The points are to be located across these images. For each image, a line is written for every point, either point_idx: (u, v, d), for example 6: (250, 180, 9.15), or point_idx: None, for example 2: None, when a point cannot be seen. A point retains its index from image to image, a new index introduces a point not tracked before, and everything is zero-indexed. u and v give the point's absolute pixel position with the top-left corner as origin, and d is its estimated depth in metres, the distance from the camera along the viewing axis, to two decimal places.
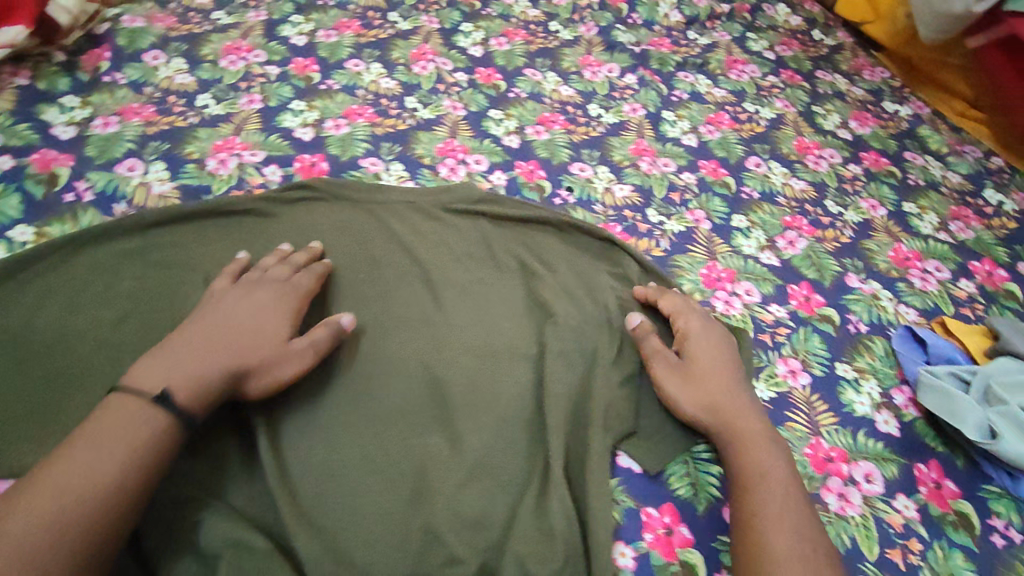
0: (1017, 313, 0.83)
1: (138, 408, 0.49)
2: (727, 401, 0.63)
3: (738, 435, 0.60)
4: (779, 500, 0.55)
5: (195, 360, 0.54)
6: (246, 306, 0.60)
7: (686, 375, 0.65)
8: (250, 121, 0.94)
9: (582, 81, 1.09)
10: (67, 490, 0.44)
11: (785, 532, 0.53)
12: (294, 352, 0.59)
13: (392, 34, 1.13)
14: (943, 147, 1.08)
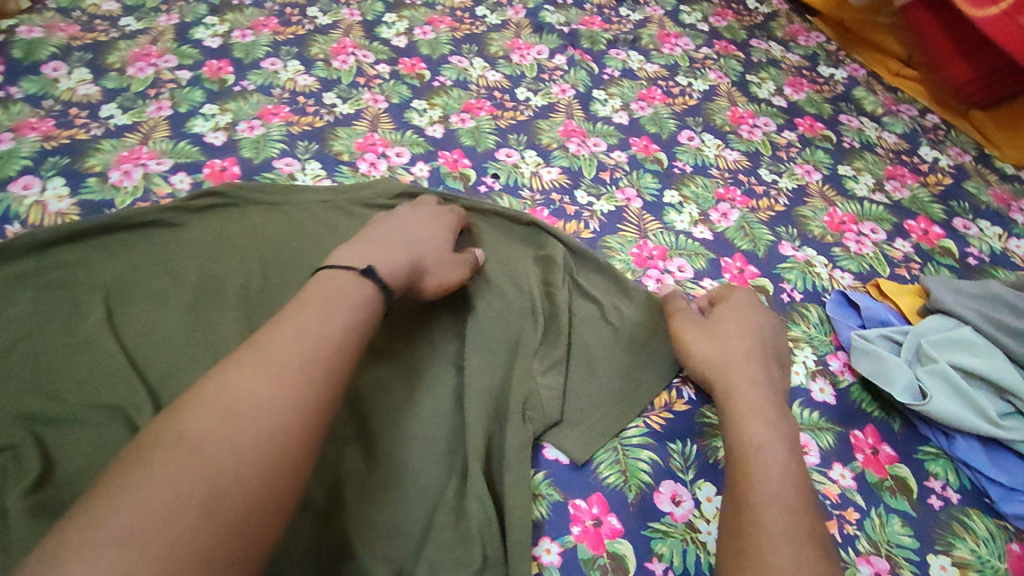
0: (952, 270, 0.82)
1: (353, 279, 0.52)
2: (740, 364, 0.60)
3: (740, 401, 0.57)
4: (774, 472, 0.51)
5: (389, 252, 0.58)
6: (416, 222, 0.66)
7: (705, 334, 0.64)
8: (159, 129, 0.88)
9: (510, 65, 1.05)
10: (297, 379, 0.43)
11: (775, 506, 0.49)
12: (450, 262, 0.64)
13: (310, 30, 1.07)
14: (878, 107, 1.06)
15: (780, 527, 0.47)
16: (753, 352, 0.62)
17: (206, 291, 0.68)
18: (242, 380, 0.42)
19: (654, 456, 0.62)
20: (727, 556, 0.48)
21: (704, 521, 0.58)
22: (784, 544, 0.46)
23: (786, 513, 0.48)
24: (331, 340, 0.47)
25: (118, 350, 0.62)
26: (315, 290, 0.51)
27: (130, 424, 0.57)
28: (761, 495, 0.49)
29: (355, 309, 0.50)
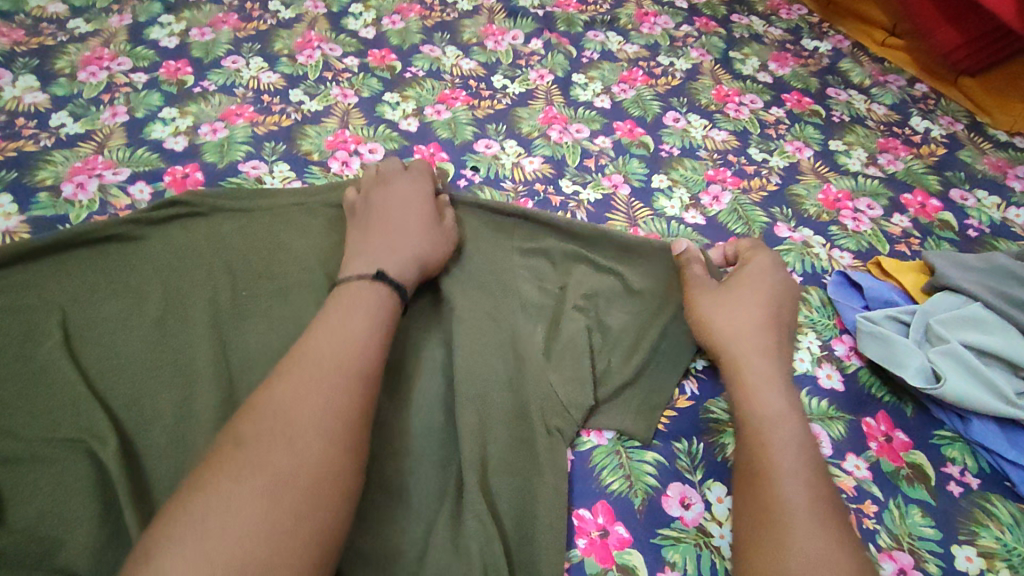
0: (953, 243, 0.79)
1: (373, 287, 0.54)
2: (752, 334, 0.57)
3: (753, 372, 0.55)
4: (792, 449, 0.49)
5: (390, 258, 0.59)
6: (392, 208, 0.64)
7: (713, 304, 0.61)
8: (114, 136, 0.83)
9: (484, 52, 1.01)
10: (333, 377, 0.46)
11: (795, 484, 0.47)
12: (450, 228, 0.66)
13: (273, 24, 1.01)
14: (866, 79, 1.03)
15: (803, 507, 0.45)
16: (765, 322, 0.59)
17: (172, 308, 0.63)
18: (299, 377, 0.46)
19: (659, 458, 0.58)
20: (745, 539, 0.46)
21: (716, 524, 0.55)
22: (809, 526, 0.44)
23: (809, 492, 0.46)
24: (373, 333, 0.51)
25: (79, 375, 0.57)
26: (327, 311, 0.52)
27: (94, 458, 0.52)
28: (782, 474, 0.47)
29: (383, 313, 0.53)
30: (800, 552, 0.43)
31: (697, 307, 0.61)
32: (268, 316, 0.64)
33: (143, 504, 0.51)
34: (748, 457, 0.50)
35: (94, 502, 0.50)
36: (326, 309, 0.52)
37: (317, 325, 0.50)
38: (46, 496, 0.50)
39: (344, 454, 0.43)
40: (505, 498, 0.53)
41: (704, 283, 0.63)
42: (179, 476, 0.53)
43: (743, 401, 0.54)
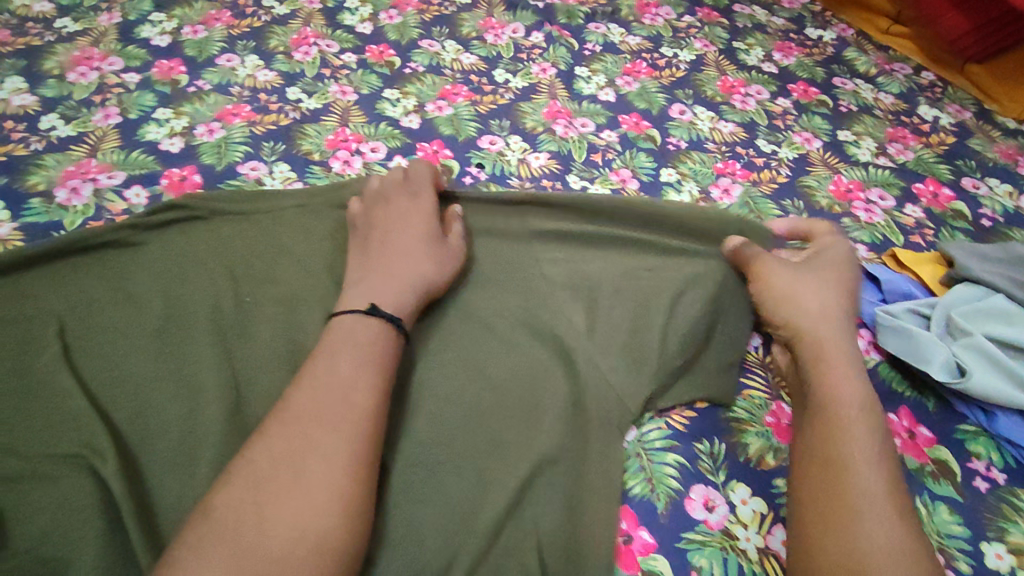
0: (967, 233, 0.78)
1: (367, 322, 0.52)
2: (831, 319, 0.59)
3: (832, 354, 0.56)
4: (867, 432, 0.51)
5: (390, 284, 0.56)
6: (393, 226, 0.61)
7: (793, 283, 0.62)
8: (107, 138, 0.80)
9: (485, 46, 0.99)
10: (348, 394, 0.46)
11: (871, 464, 0.49)
12: (454, 248, 0.63)
13: (267, 21, 0.99)
14: (872, 68, 1.02)
15: (879, 489, 0.47)
16: (842, 309, 0.61)
17: (173, 316, 0.61)
18: (310, 391, 0.46)
19: (680, 459, 0.57)
20: (813, 513, 0.48)
21: (741, 526, 0.54)
22: (886, 508, 0.46)
23: (886, 476, 0.48)
24: (381, 354, 0.50)
25: (79, 388, 0.55)
26: (324, 346, 0.50)
27: (96, 474, 0.50)
28: (858, 455, 0.49)
29: (380, 348, 0.51)
30: (877, 532, 0.45)
31: (772, 284, 0.63)
32: (274, 322, 0.62)
33: (149, 521, 0.49)
34: (821, 434, 0.51)
35: (98, 521, 0.48)
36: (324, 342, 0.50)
37: (313, 356, 0.49)
38: (47, 513, 0.48)
39: (356, 477, 0.43)
40: (525, 506, 0.52)
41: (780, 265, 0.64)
42: (186, 491, 0.51)
43: (817, 381, 0.55)
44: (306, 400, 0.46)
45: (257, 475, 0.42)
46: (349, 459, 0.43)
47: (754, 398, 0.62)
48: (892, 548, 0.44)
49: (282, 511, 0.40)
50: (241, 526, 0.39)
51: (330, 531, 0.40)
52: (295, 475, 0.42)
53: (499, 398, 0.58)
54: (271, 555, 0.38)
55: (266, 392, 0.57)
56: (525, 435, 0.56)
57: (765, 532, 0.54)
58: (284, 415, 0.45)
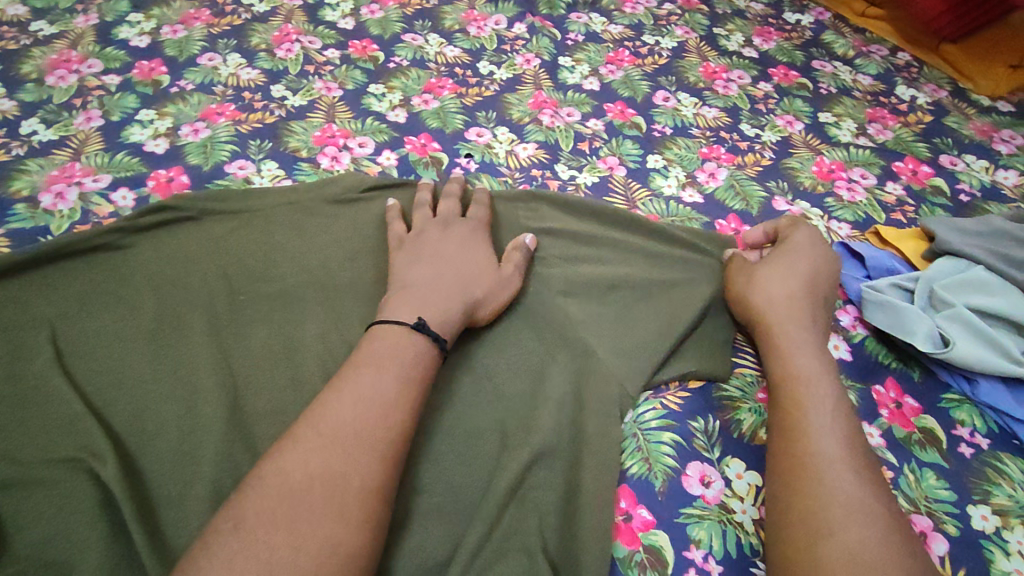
0: (947, 208, 0.80)
1: (413, 339, 0.52)
2: (789, 304, 0.61)
3: (790, 339, 0.58)
4: (825, 408, 0.52)
5: (438, 303, 0.56)
6: (447, 250, 0.62)
7: (751, 277, 0.64)
8: (91, 141, 0.79)
9: (468, 38, 0.99)
10: (373, 397, 0.47)
11: (828, 437, 0.50)
12: (507, 278, 0.63)
13: (248, 19, 0.98)
14: (849, 50, 1.04)
15: (838, 459, 0.49)
16: (800, 292, 0.62)
17: (166, 318, 0.61)
18: (333, 395, 0.47)
19: (676, 438, 0.58)
20: (778, 485, 0.49)
21: (737, 500, 0.55)
22: (846, 475, 0.48)
23: (845, 447, 0.49)
24: (420, 369, 0.51)
25: (74, 392, 0.55)
26: (370, 351, 0.51)
27: (96, 477, 0.50)
28: (816, 429, 0.51)
29: (422, 366, 0.51)
30: (836, 497, 0.46)
31: (735, 284, 0.65)
32: (271, 320, 0.62)
33: (152, 522, 0.49)
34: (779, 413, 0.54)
35: (102, 523, 0.48)
36: (376, 347, 0.51)
37: (352, 363, 0.50)
38: (50, 519, 0.48)
39: (363, 468, 0.44)
40: (528, 489, 0.53)
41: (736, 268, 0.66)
42: (188, 490, 0.51)
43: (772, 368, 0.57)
44: (331, 403, 0.46)
45: (272, 475, 0.43)
46: (360, 454, 0.44)
47: (746, 375, 0.64)
48: (851, 511, 0.45)
49: (296, 509, 0.41)
50: (252, 522, 0.40)
51: (341, 526, 0.41)
52: (309, 472, 0.43)
53: (498, 386, 0.59)
54: (285, 550, 0.39)
55: (266, 388, 0.58)
56: (525, 421, 0.57)
57: (760, 505, 0.55)
58: (315, 415, 0.46)
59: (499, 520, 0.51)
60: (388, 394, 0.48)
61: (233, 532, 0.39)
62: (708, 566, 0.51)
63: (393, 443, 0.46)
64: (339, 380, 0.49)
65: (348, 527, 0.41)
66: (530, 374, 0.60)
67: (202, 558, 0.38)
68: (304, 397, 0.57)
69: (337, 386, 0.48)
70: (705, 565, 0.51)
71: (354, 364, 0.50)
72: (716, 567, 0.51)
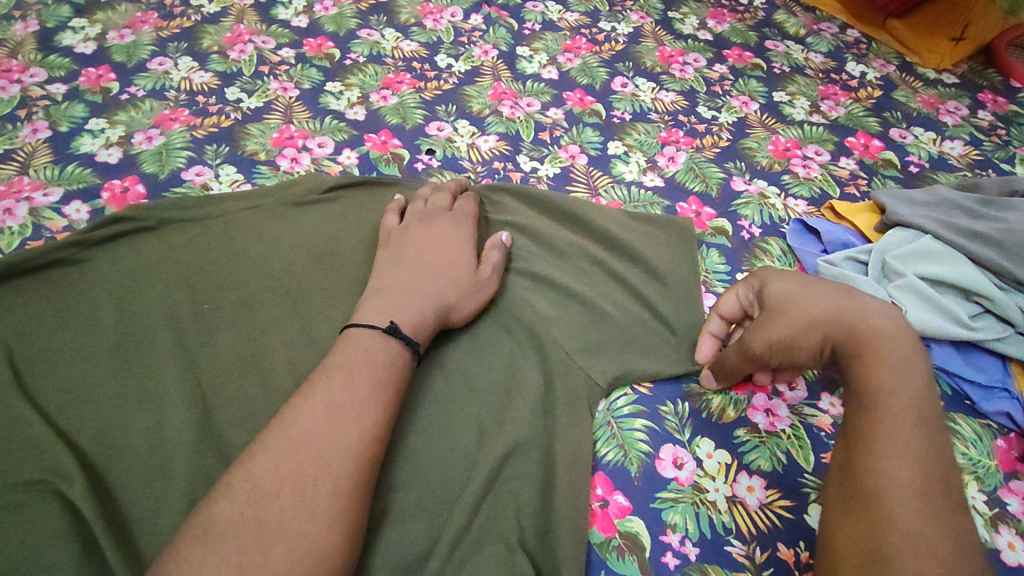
0: (897, 181, 0.83)
1: (385, 342, 0.52)
2: (843, 307, 0.50)
3: (869, 341, 0.47)
4: (905, 417, 0.44)
5: (412, 305, 0.56)
6: (427, 247, 0.62)
7: (775, 310, 0.53)
8: (38, 154, 0.77)
9: (424, 32, 0.98)
10: (346, 399, 0.47)
11: (909, 454, 0.42)
12: (483, 281, 0.62)
13: (198, 20, 0.96)
14: (801, 29, 1.05)
15: (910, 479, 0.41)
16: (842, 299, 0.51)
17: (128, 332, 0.60)
18: (302, 399, 0.47)
19: (648, 423, 0.60)
20: (840, 511, 0.43)
21: (709, 479, 0.57)
22: (916, 497, 0.41)
23: (921, 463, 0.42)
24: (391, 370, 0.51)
25: (35, 414, 0.54)
26: (346, 353, 0.51)
27: (63, 498, 0.49)
28: (890, 445, 0.43)
29: (394, 368, 0.51)
30: (896, 520, 0.40)
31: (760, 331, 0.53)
32: (236, 327, 0.61)
33: (125, 538, 0.48)
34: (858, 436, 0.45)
35: (72, 542, 0.47)
36: (349, 351, 0.51)
37: (325, 367, 0.50)
38: (17, 542, 0.47)
39: (336, 466, 0.44)
40: (502, 479, 0.54)
41: (761, 321, 0.54)
42: (160, 505, 0.51)
43: (859, 390, 0.47)
44: (300, 406, 0.46)
45: (241, 481, 0.43)
46: (331, 454, 0.44)
47: None
48: (910, 535, 0.39)
49: (267, 513, 0.41)
50: (223, 529, 0.40)
51: (313, 527, 0.41)
52: (277, 476, 0.43)
53: (469, 380, 0.59)
54: (259, 553, 0.39)
55: (236, 396, 0.57)
56: (497, 413, 0.58)
57: (732, 482, 0.57)
58: (284, 420, 0.46)
59: (475, 512, 0.52)
60: (360, 396, 0.48)
61: (204, 539, 0.40)
62: (684, 549, 0.53)
63: (365, 441, 0.46)
64: (312, 383, 0.48)
65: (320, 528, 0.41)
66: (500, 365, 0.61)
67: (174, 566, 0.38)
68: (275, 403, 0.57)
69: (309, 390, 0.48)
70: (682, 548, 0.53)
71: (327, 367, 0.50)
72: (693, 550, 0.53)
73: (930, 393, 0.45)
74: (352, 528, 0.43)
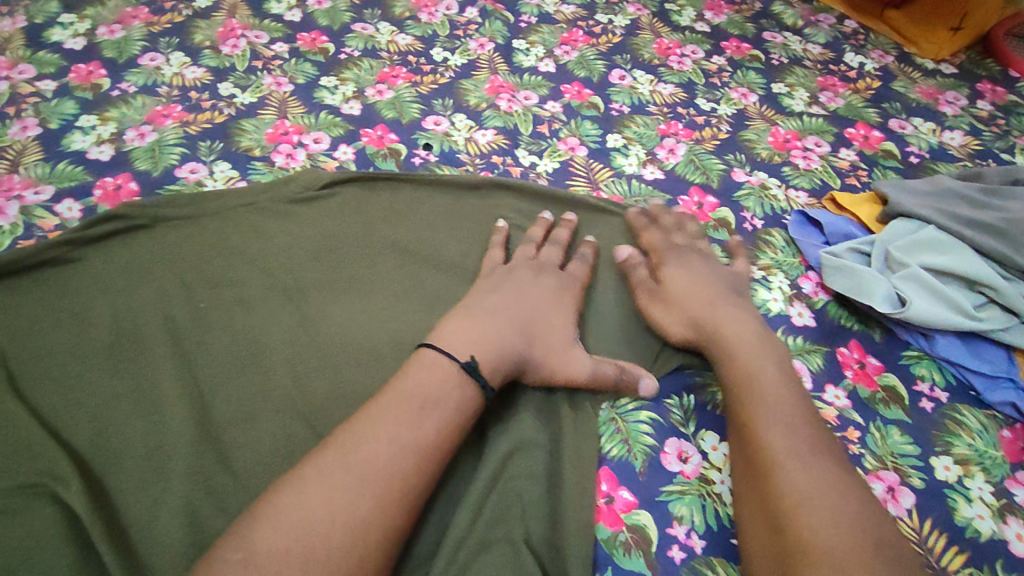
0: (898, 171, 0.82)
1: (461, 386, 0.50)
2: (704, 313, 0.60)
3: (724, 345, 0.57)
4: (768, 396, 0.52)
5: (499, 353, 0.54)
6: (523, 289, 0.60)
7: (670, 285, 0.63)
8: (28, 151, 0.76)
9: (419, 25, 0.97)
10: (410, 437, 0.46)
11: (781, 432, 0.49)
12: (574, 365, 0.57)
13: (189, 15, 0.94)
14: (798, 20, 1.05)
15: (783, 447, 0.48)
16: (717, 279, 0.64)
17: (123, 332, 0.59)
18: (360, 423, 0.46)
19: (654, 416, 0.59)
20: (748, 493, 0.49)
21: (715, 471, 0.56)
22: (796, 460, 0.47)
23: (791, 429, 0.49)
24: (458, 414, 0.49)
25: (28, 415, 0.53)
26: (419, 380, 0.49)
27: (60, 502, 0.48)
28: (761, 425, 0.50)
29: (462, 416, 0.49)
30: (788, 486, 0.46)
31: (651, 307, 0.63)
32: (234, 326, 0.60)
33: (123, 541, 0.47)
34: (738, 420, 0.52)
35: (70, 548, 0.46)
36: (424, 380, 0.49)
37: (395, 393, 0.48)
38: (13, 549, 0.46)
39: (350, 474, 0.43)
40: (509, 478, 0.53)
41: (654, 300, 0.63)
42: (158, 507, 0.50)
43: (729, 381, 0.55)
44: (358, 433, 0.45)
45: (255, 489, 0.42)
46: (351, 466, 0.43)
47: None
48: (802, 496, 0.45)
49: (278, 522, 0.40)
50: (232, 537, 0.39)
51: (320, 528, 0.40)
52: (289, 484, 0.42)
53: None
54: (266, 557, 0.39)
55: (235, 396, 0.56)
56: (502, 411, 0.57)
57: None
58: (342, 444, 0.45)
59: (482, 510, 0.51)
60: (425, 434, 0.46)
61: (219, 552, 0.39)
62: (691, 542, 0.52)
63: (392, 456, 0.44)
64: (371, 410, 0.47)
65: (337, 539, 0.40)
66: None
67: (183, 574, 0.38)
68: (275, 403, 0.56)
69: (372, 416, 0.47)
70: (688, 542, 0.52)
71: (394, 392, 0.49)
72: (699, 542, 0.52)
73: (784, 374, 0.54)
74: (374, 541, 0.41)
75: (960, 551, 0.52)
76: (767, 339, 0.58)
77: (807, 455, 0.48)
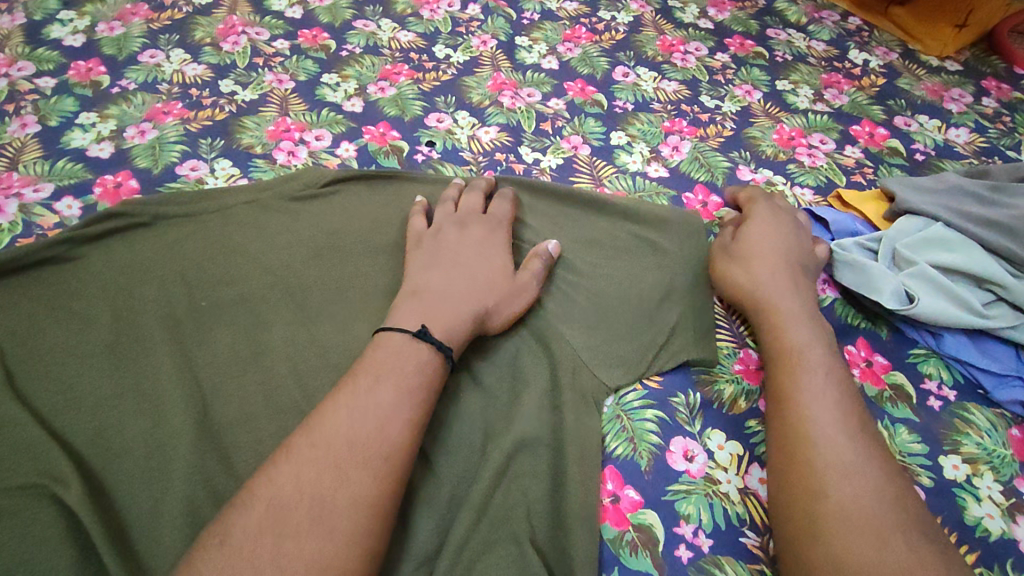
0: (904, 169, 0.82)
1: (416, 349, 0.50)
2: (772, 277, 0.62)
3: (780, 316, 0.59)
4: (818, 372, 0.53)
5: (450, 312, 0.55)
6: (461, 248, 0.62)
7: (745, 241, 0.65)
8: (28, 149, 0.75)
9: (421, 22, 0.96)
10: (385, 414, 0.45)
11: (826, 407, 0.50)
12: (522, 285, 0.61)
13: (189, 12, 0.93)
14: (802, 17, 1.04)
15: (828, 422, 0.49)
16: (795, 248, 0.65)
17: (123, 331, 0.58)
18: (331, 407, 0.46)
19: (659, 414, 0.59)
20: (782, 457, 0.50)
21: (722, 470, 0.56)
22: (839, 437, 0.48)
23: (837, 405, 0.51)
24: (426, 385, 0.49)
25: (27, 416, 0.52)
26: (379, 356, 0.49)
27: (58, 503, 0.47)
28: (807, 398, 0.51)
29: (429, 384, 0.49)
30: (829, 458, 0.47)
31: (721, 260, 0.66)
32: (235, 324, 0.60)
33: (123, 542, 0.47)
34: (781, 389, 0.53)
35: (70, 548, 0.45)
36: (409, 369, 0.49)
37: (358, 373, 0.48)
38: (12, 551, 0.45)
39: (343, 465, 0.42)
40: (513, 477, 0.53)
41: (727, 253, 0.66)
42: (159, 507, 0.49)
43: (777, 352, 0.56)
44: (330, 415, 0.45)
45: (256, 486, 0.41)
46: (338, 455, 0.43)
47: (723, 347, 0.64)
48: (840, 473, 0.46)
49: (280, 525, 0.39)
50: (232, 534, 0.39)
51: (319, 524, 0.40)
52: (289, 484, 0.41)
53: (476, 377, 0.58)
54: (266, 554, 0.38)
55: (236, 394, 0.56)
56: (505, 409, 0.56)
57: (744, 473, 0.56)
58: (320, 431, 0.44)
59: (485, 509, 0.51)
60: (401, 411, 0.46)
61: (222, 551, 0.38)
62: (698, 541, 0.52)
63: (378, 443, 0.44)
64: (338, 391, 0.47)
65: (338, 534, 0.40)
66: (507, 362, 0.59)
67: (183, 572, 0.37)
68: (277, 403, 0.56)
69: (340, 397, 0.46)
70: (695, 541, 0.52)
71: (355, 371, 0.48)
72: (706, 542, 0.52)
73: (831, 355, 0.56)
74: (373, 543, 0.41)
75: (969, 550, 0.52)
76: (817, 319, 0.59)
77: (850, 431, 0.49)
